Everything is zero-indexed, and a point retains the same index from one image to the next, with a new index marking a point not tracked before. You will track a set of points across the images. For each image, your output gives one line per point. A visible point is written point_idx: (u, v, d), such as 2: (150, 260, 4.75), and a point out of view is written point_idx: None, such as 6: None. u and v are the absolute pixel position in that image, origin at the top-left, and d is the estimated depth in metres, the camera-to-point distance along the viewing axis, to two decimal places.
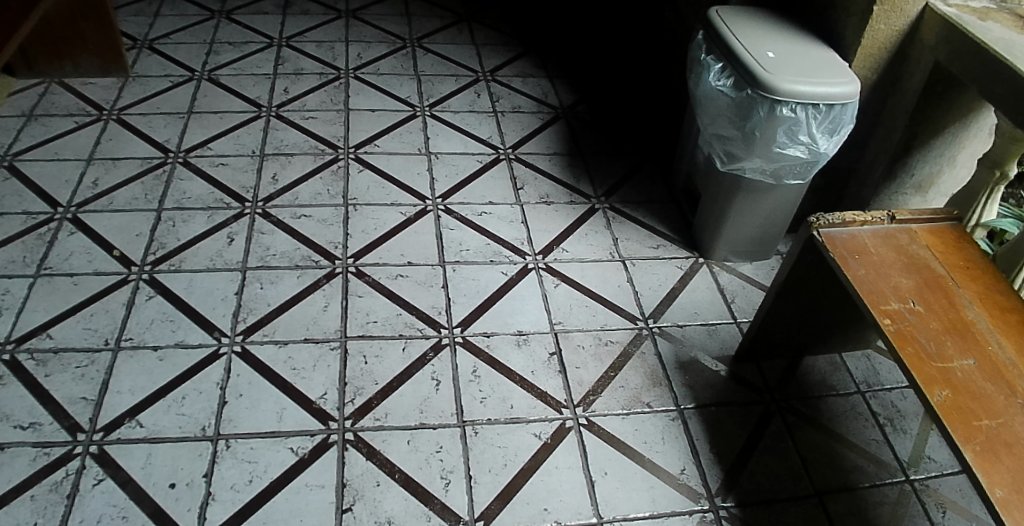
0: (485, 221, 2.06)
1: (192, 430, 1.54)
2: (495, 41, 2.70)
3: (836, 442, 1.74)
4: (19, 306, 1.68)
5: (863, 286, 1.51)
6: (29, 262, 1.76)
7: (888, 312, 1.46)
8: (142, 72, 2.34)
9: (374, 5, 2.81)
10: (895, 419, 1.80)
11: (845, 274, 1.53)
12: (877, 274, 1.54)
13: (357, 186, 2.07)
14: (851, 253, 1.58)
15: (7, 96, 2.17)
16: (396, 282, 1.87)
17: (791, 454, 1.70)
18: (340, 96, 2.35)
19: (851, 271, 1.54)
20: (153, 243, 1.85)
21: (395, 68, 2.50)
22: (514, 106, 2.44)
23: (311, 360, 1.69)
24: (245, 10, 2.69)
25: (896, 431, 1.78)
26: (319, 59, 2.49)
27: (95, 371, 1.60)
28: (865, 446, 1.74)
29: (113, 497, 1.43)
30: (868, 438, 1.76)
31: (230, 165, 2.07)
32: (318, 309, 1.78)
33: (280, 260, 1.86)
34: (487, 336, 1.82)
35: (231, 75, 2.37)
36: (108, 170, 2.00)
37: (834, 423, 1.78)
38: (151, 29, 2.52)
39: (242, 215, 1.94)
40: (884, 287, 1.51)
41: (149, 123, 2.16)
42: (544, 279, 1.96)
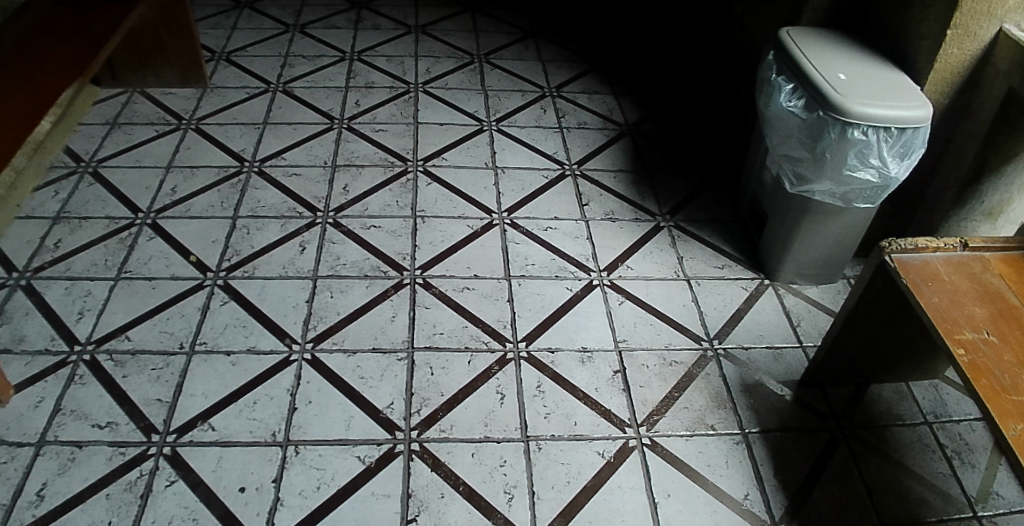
0: (551, 237, 2.06)
1: (262, 435, 1.56)
2: (561, 58, 2.72)
3: (902, 473, 1.69)
4: (100, 308, 1.73)
5: (936, 314, 1.47)
6: (109, 265, 1.82)
7: (963, 342, 1.42)
8: (219, 83, 2.40)
9: (442, 21, 2.85)
10: (963, 452, 1.74)
11: (918, 301, 1.49)
12: (950, 302, 1.49)
13: (425, 198, 2.09)
14: (923, 280, 1.54)
15: (92, 104, 2.25)
16: (462, 295, 1.88)
17: (857, 484, 1.66)
18: (410, 110, 2.39)
19: (924, 298, 1.50)
20: (228, 250, 1.89)
21: (463, 83, 2.53)
22: (579, 122, 2.44)
23: (379, 369, 1.70)
24: (318, 25, 2.75)
25: (964, 464, 1.72)
26: (389, 73, 2.53)
27: (170, 374, 1.63)
28: (932, 479, 1.68)
29: (185, 499, 1.45)
30: (935, 471, 1.70)
31: (303, 175, 2.11)
32: (386, 319, 1.79)
33: (350, 270, 1.88)
34: (551, 352, 1.81)
35: (304, 87, 2.42)
36: (186, 177, 2.06)
37: (901, 454, 1.73)
38: (229, 42, 2.59)
39: (314, 224, 1.98)
40: (958, 316, 1.47)
41: (225, 133, 2.21)
42: (609, 296, 1.96)
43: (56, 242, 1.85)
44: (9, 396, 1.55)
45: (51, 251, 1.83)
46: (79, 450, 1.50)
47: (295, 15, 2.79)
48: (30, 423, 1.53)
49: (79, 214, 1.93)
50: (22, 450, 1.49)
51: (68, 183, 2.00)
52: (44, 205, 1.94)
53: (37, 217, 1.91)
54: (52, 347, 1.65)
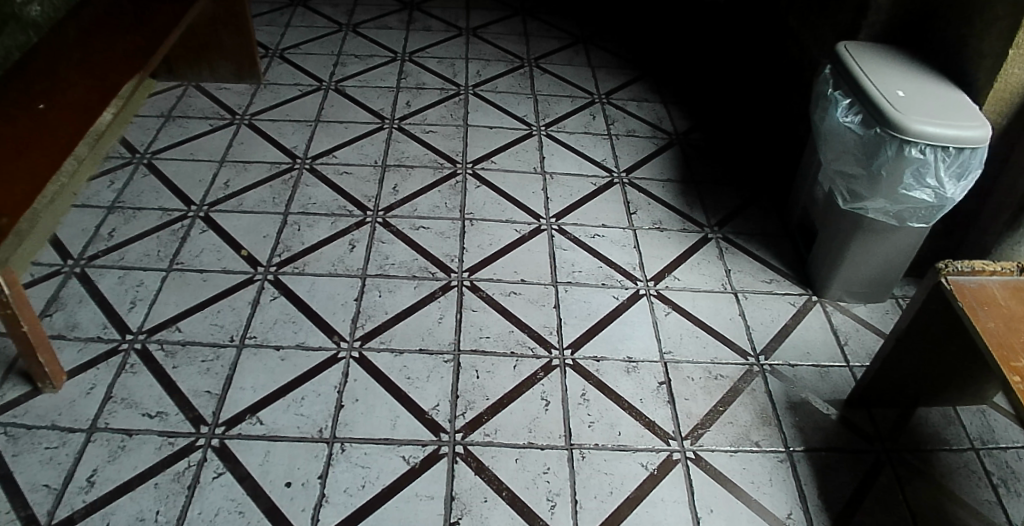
0: (598, 244, 2.05)
1: (309, 431, 1.56)
2: (611, 64, 2.71)
3: (947, 500, 1.64)
4: (152, 298, 1.75)
5: (993, 339, 1.42)
6: (162, 257, 1.84)
7: (1019, 369, 1.37)
8: (272, 80, 2.42)
9: (493, 24, 2.86)
10: (1010, 480, 1.69)
11: (974, 325, 1.45)
12: (1007, 328, 1.45)
13: (474, 201, 2.09)
14: (979, 303, 1.50)
15: (148, 97, 2.29)
16: (509, 299, 1.87)
17: (901, 508, 1.62)
18: (460, 112, 2.39)
19: (980, 322, 1.46)
20: (278, 245, 1.90)
21: (513, 87, 2.53)
22: (628, 130, 2.43)
23: (425, 370, 1.70)
24: (370, 25, 2.77)
25: (1010, 493, 1.67)
26: (440, 75, 2.54)
27: (220, 366, 1.64)
28: (978, 507, 1.64)
29: (232, 491, 1.46)
30: (981, 498, 1.65)
31: (353, 174, 2.12)
32: (433, 321, 1.79)
33: (398, 270, 1.88)
34: (597, 361, 1.79)
35: (356, 86, 2.44)
36: (238, 172, 2.08)
37: (946, 479, 1.68)
38: (283, 40, 2.62)
39: (363, 223, 1.98)
40: (1015, 342, 1.42)
41: (278, 129, 2.23)
42: (656, 306, 1.94)
43: (111, 231, 1.88)
44: (62, 381, 1.57)
45: (105, 240, 1.85)
46: (129, 438, 1.51)
47: (348, 14, 2.81)
48: (82, 410, 1.54)
49: (133, 205, 1.95)
50: (73, 435, 1.50)
51: (122, 174, 2.03)
52: (99, 195, 1.97)
53: (93, 206, 1.93)
54: (104, 335, 1.67)
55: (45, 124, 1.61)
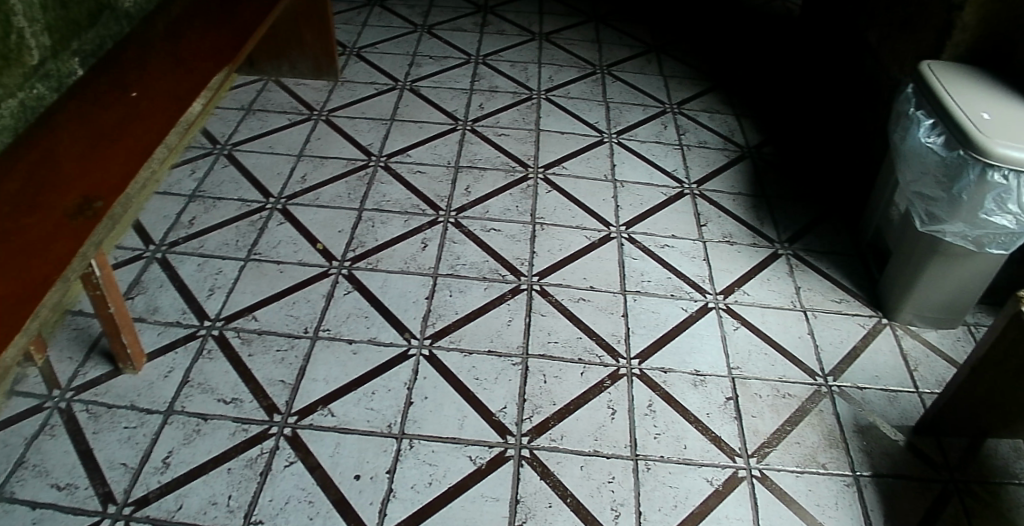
0: (667, 255, 2.03)
1: (378, 425, 1.57)
2: (683, 74, 2.69)
3: None
4: (230, 286, 1.78)
5: None
6: (241, 247, 1.87)
7: None
8: (349, 77, 2.46)
9: (566, 30, 2.86)
10: None
11: None
12: None
13: (545, 205, 2.09)
14: None
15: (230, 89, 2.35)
16: (578, 305, 1.86)
17: None
18: (532, 116, 2.39)
19: None
20: (353, 241, 1.92)
21: (585, 93, 2.53)
22: (699, 141, 2.41)
23: (494, 372, 1.70)
24: (445, 27, 2.80)
25: None
26: (513, 79, 2.55)
27: (294, 357, 1.66)
28: None
29: (302, 481, 1.47)
30: None
31: (427, 174, 2.13)
32: (502, 323, 1.79)
33: (469, 270, 1.89)
34: (664, 372, 1.78)
35: (431, 87, 2.46)
36: (315, 166, 2.11)
37: (1016, 515, 1.62)
38: (360, 39, 2.66)
39: (435, 222, 2.00)
40: None
41: (355, 126, 2.26)
42: (725, 321, 1.91)
43: (191, 219, 1.93)
44: (142, 363, 1.61)
45: (186, 228, 1.90)
46: (204, 422, 1.54)
47: (424, 16, 2.84)
48: (160, 392, 1.58)
49: (214, 194, 2.00)
50: (151, 417, 1.53)
51: (204, 163, 2.08)
52: (180, 183, 2.02)
53: (175, 194, 1.99)
54: (183, 320, 1.70)
55: (139, 112, 1.65)
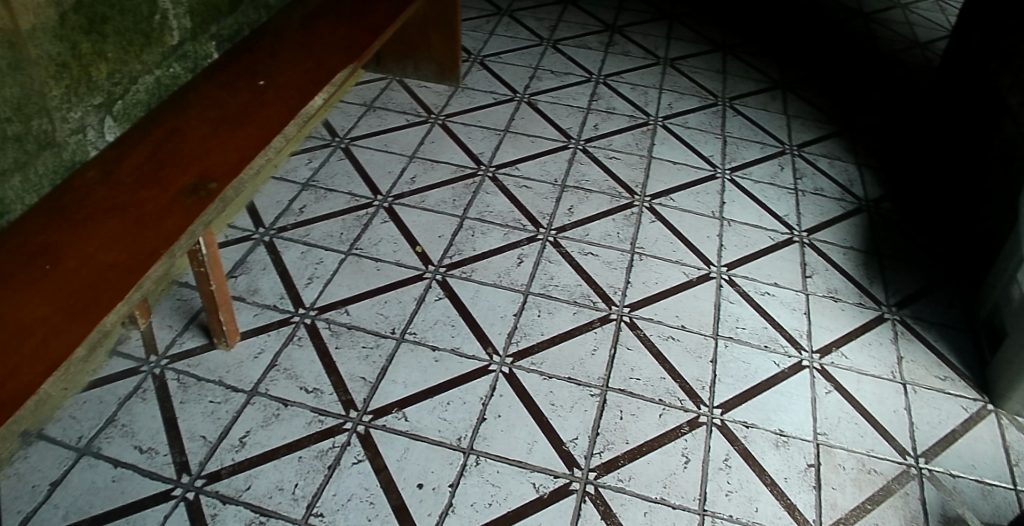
0: (767, 303, 1.94)
1: (448, 437, 1.57)
2: (808, 116, 2.58)
3: None
4: (328, 277, 1.82)
5: None
6: (344, 240, 1.91)
7: None
8: (470, 85, 2.49)
9: (692, 57, 2.79)
10: None
11: None
12: None
13: (646, 235, 2.04)
14: None
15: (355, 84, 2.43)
16: (666, 344, 1.80)
17: None
18: (646, 142, 2.35)
19: None
20: (451, 248, 1.93)
21: (703, 124, 2.46)
22: (816, 188, 2.30)
23: (571, 400, 1.66)
24: (571, 42, 2.79)
25: None
26: (632, 102, 2.51)
27: (378, 356, 1.68)
28: None
29: (367, 481, 1.48)
30: None
31: (533, 189, 2.12)
32: (586, 351, 1.75)
33: (561, 292, 1.87)
34: (746, 427, 1.67)
35: (549, 102, 2.45)
36: (425, 170, 2.13)
37: None
38: (485, 47, 2.68)
39: (534, 239, 1.98)
40: None
41: (469, 133, 2.28)
42: (817, 382, 1.78)
43: (302, 207, 1.98)
44: (235, 341, 1.66)
45: (295, 215, 1.96)
46: (284, 408, 1.57)
47: (551, 30, 2.84)
48: (248, 372, 1.62)
49: (327, 186, 2.05)
50: (236, 395, 1.59)
51: (321, 154, 2.15)
52: (297, 171, 2.09)
53: (290, 181, 2.06)
54: (280, 305, 1.75)
55: (263, 98, 1.71)
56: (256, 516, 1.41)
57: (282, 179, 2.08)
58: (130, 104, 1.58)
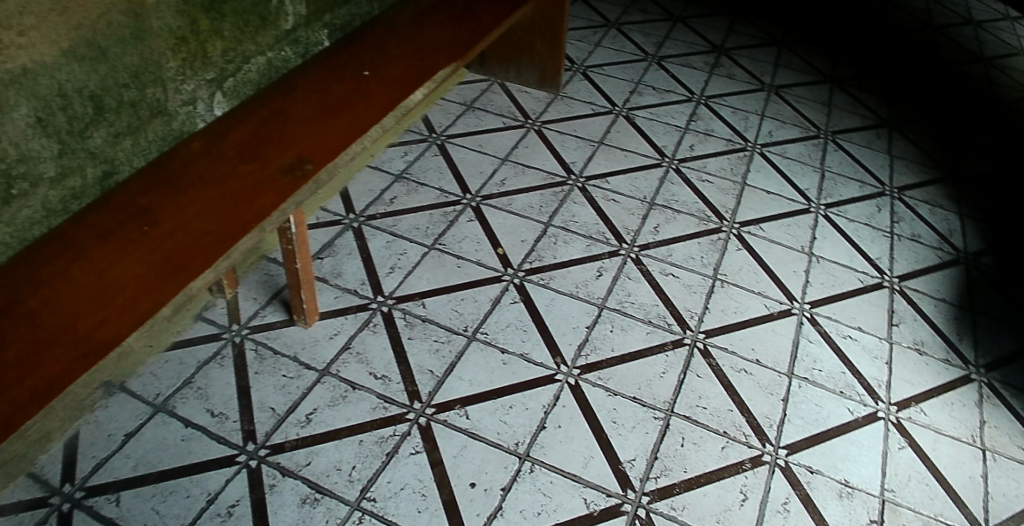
0: (848, 347, 1.87)
1: (506, 441, 1.57)
2: (913, 159, 2.47)
3: None
4: (409, 269, 1.85)
5: None
6: (428, 234, 1.94)
7: None
8: (570, 94, 2.49)
9: (798, 86, 2.72)
10: None
11: None
12: None
13: (731, 263, 2.00)
14: None
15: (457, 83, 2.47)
16: (737, 376, 1.76)
17: None
18: (741, 168, 2.30)
19: None
20: (532, 253, 1.93)
21: (802, 155, 2.39)
22: (913, 234, 2.20)
23: (633, 421, 1.64)
24: (676, 60, 2.75)
25: None
26: (731, 126, 2.46)
27: (448, 351, 1.70)
28: None
29: (421, 472, 1.50)
30: None
31: (620, 203, 2.11)
32: (655, 373, 1.73)
33: (636, 310, 1.85)
34: (809, 472, 1.61)
35: (646, 118, 2.43)
36: (516, 174, 2.15)
37: None
38: (589, 57, 2.68)
39: (616, 253, 1.97)
40: None
41: (563, 141, 2.29)
42: (891, 436, 1.70)
43: (392, 198, 2.02)
44: (314, 320, 1.71)
45: (385, 205, 2.00)
46: (352, 390, 1.61)
47: (657, 46, 2.82)
48: (322, 351, 1.67)
49: (418, 179, 2.09)
50: (308, 372, 1.63)
51: (416, 148, 2.19)
52: (392, 162, 2.14)
53: (384, 171, 2.10)
54: (360, 290, 1.79)
55: (367, 88, 1.76)
56: (312, 492, 1.45)
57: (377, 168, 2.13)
58: (240, 83, 1.68)
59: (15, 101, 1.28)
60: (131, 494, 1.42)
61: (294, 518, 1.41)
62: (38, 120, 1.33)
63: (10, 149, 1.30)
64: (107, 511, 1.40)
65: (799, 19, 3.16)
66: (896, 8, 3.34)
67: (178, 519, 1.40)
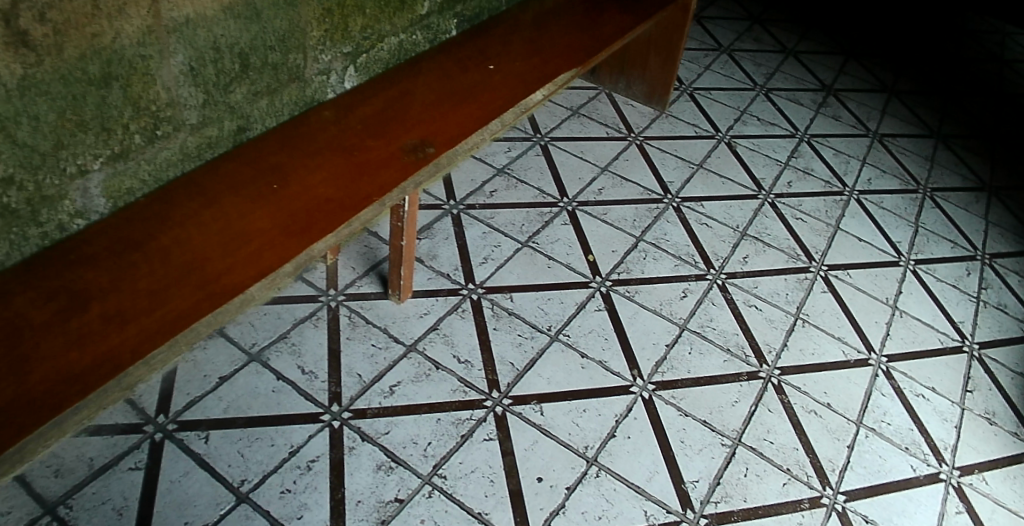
0: (919, 405, 1.84)
1: (576, 442, 1.61)
2: (1011, 228, 2.43)
3: None
4: (502, 261, 1.91)
5: None
6: (523, 231, 2.00)
7: None
8: (675, 113, 2.53)
9: (902, 137, 2.70)
10: None
11: None
12: None
13: (815, 304, 2.01)
14: None
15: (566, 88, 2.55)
16: (807, 417, 1.76)
17: None
18: (836, 212, 2.30)
19: None
20: (621, 265, 1.97)
21: (898, 208, 2.38)
22: (999, 302, 2.16)
23: (701, 443, 1.66)
24: (783, 94, 2.76)
25: None
26: (831, 167, 2.46)
27: (531, 346, 1.75)
28: None
29: (492, 460, 1.55)
30: None
31: (712, 228, 2.13)
32: (727, 401, 1.75)
33: (716, 336, 1.87)
34: (866, 521, 1.59)
35: (747, 148, 2.45)
36: (613, 185, 2.19)
37: None
38: (697, 80, 2.72)
39: (703, 277, 1.99)
40: None
41: (662, 159, 2.32)
42: (950, 499, 1.66)
43: (492, 191, 2.09)
44: (407, 297, 1.78)
45: (485, 197, 2.07)
46: (435, 370, 1.67)
47: (766, 77, 2.83)
48: (411, 328, 1.74)
49: (520, 177, 2.15)
50: (396, 346, 1.70)
51: (521, 146, 2.27)
52: (495, 156, 2.21)
53: (488, 164, 2.18)
54: (453, 275, 1.86)
55: (490, 82, 1.81)
56: (387, 461, 1.51)
57: (481, 160, 2.21)
58: (372, 60, 1.75)
59: (175, 48, 1.37)
60: (220, 434, 1.50)
61: (368, 482, 1.47)
62: (191, 69, 1.41)
63: (162, 93, 1.39)
64: (196, 446, 1.48)
65: (913, 69, 3.13)
66: (1014, 70, 3.28)
67: (262, 465, 1.47)
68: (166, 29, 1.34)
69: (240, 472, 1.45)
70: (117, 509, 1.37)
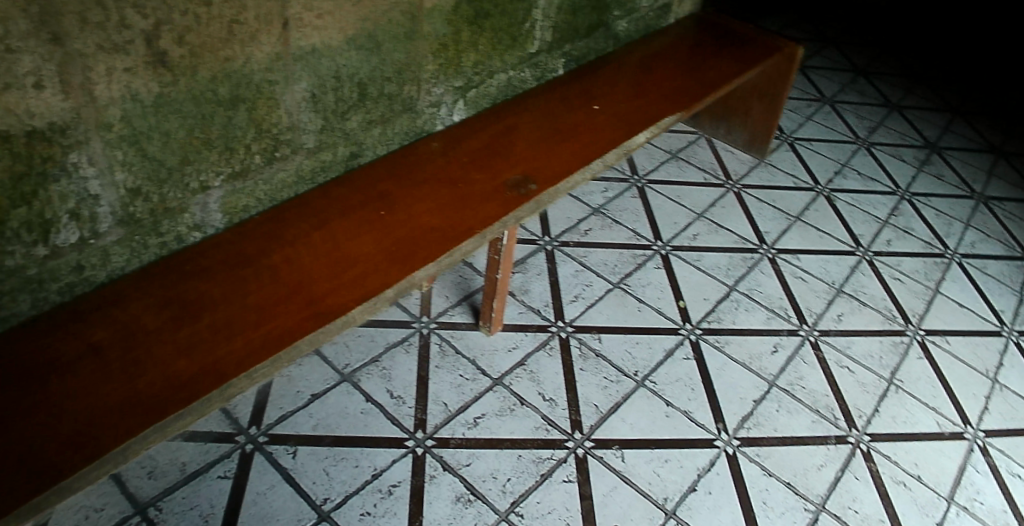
0: (1015, 486, 1.73)
1: (655, 492, 1.57)
2: None
3: None
4: (592, 301, 1.92)
5: None
6: (615, 272, 2.00)
7: None
8: (774, 162, 2.50)
9: (1010, 201, 2.59)
10: None
11: None
12: None
13: (910, 370, 1.93)
14: None
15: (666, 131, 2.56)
16: (895, 488, 1.67)
17: None
18: (936, 274, 2.22)
19: None
20: (712, 313, 1.95)
21: (1003, 274, 2.28)
22: None
23: (783, 506, 1.59)
24: (886, 148, 2.70)
25: None
26: (933, 228, 2.38)
27: (616, 390, 1.74)
28: None
29: (570, 502, 1.52)
30: None
31: (807, 283, 2.09)
32: (813, 463, 1.68)
33: (806, 395, 1.82)
34: None
35: (846, 202, 2.40)
36: (709, 232, 2.18)
37: None
38: (798, 130, 2.69)
39: (796, 333, 1.95)
40: None
41: (759, 209, 2.30)
42: None
43: (587, 230, 2.11)
44: (496, 330, 1.80)
45: (579, 235, 2.09)
46: (520, 406, 1.67)
47: (869, 131, 2.77)
48: (498, 362, 1.75)
49: (615, 218, 2.17)
50: (482, 378, 1.71)
51: (618, 187, 2.29)
52: (592, 195, 2.24)
53: (584, 203, 2.21)
54: (543, 311, 1.87)
55: (594, 122, 1.81)
56: (465, 493, 1.51)
57: (578, 198, 2.23)
58: (481, 95, 1.79)
59: (298, 75, 1.42)
60: (307, 450, 1.53)
61: (446, 512, 1.47)
62: (312, 95, 1.46)
63: (284, 116, 1.44)
64: (284, 461, 1.51)
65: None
66: None
67: (344, 486, 1.49)
68: (293, 57, 1.39)
69: (323, 491, 1.47)
70: (203, 515, 1.41)
